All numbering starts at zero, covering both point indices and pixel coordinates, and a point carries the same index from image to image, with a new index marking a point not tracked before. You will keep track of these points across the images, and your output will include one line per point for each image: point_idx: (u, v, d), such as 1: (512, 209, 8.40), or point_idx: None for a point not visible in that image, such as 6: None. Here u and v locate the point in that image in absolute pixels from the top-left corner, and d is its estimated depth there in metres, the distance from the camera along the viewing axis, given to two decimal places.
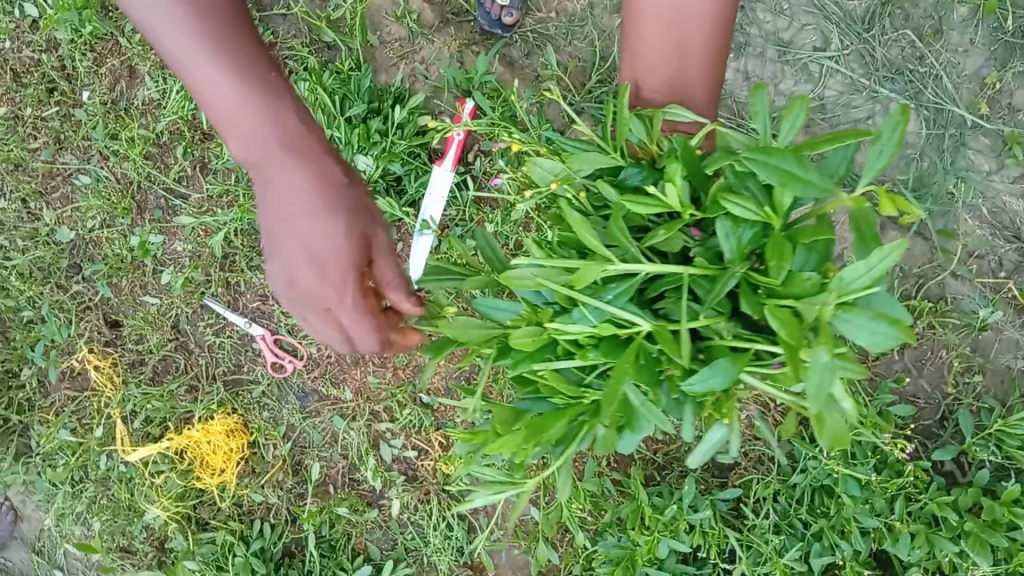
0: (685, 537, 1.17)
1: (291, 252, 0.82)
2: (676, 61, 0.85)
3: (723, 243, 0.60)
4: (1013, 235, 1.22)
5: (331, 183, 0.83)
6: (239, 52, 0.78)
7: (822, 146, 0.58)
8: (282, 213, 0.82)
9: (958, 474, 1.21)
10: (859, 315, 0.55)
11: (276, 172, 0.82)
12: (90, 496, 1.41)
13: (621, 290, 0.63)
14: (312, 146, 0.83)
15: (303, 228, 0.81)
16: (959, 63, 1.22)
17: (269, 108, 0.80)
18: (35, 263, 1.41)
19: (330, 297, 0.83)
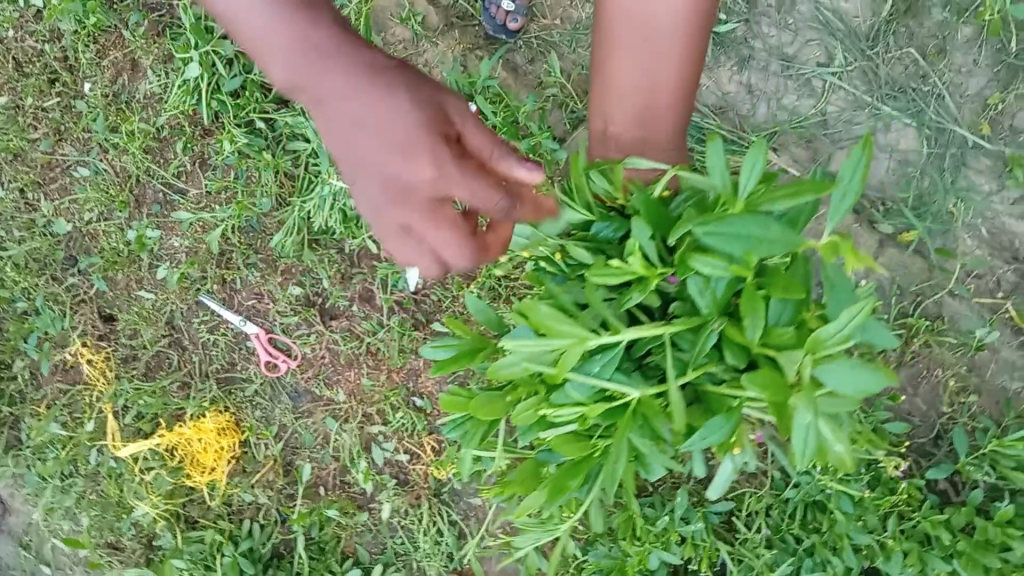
0: (676, 549, 1.17)
1: (373, 151, 0.75)
2: (644, 93, 0.86)
3: (700, 297, 0.66)
4: (1012, 256, 1.22)
5: (379, 68, 0.77)
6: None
7: (782, 201, 0.62)
8: (344, 118, 0.75)
9: (952, 493, 1.20)
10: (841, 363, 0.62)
11: (320, 74, 0.75)
12: (79, 491, 1.40)
13: (605, 361, 0.71)
14: (347, 40, 0.77)
15: (375, 122, 0.75)
16: (962, 83, 1.22)
17: (295, 4, 0.74)
18: (32, 254, 1.40)
19: (429, 187, 0.74)
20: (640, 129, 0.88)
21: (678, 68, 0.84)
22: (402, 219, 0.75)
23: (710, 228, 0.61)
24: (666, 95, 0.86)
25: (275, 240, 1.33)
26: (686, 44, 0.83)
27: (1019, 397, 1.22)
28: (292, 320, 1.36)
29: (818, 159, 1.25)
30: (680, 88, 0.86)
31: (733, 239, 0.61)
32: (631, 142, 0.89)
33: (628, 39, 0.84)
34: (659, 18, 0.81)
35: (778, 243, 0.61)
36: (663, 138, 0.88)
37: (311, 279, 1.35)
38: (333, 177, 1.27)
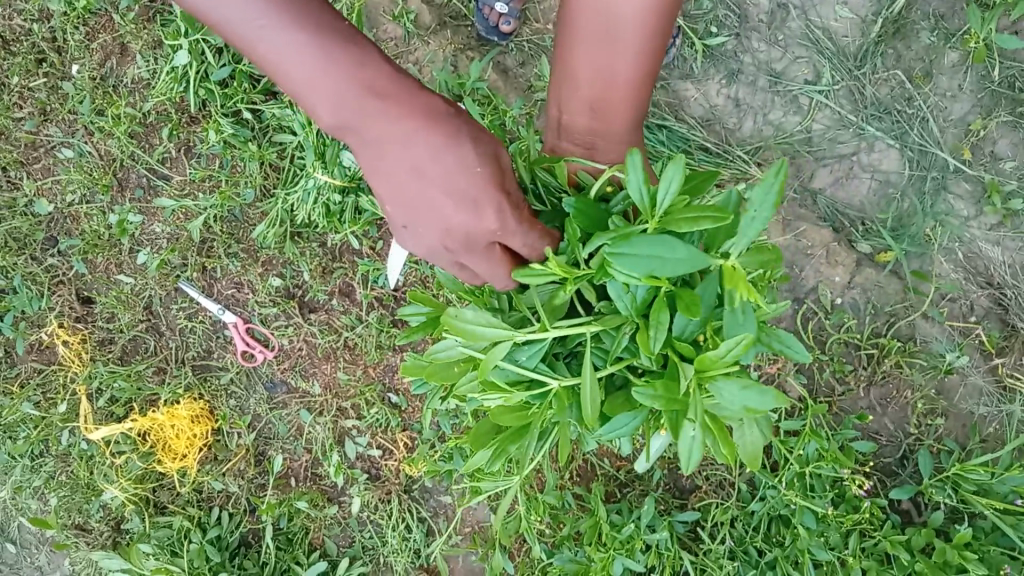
0: (640, 557, 1.17)
1: (436, 200, 0.76)
2: (600, 83, 0.88)
3: (618, 300, 0.68)
4: (986, 281, 1.23)
5: (437, 116, 0.76)
6: (304, 10, 0.72)
7: (690, 220, 0.63)
8: (409, 166, 0.75)
9: (914, 514, 1.22)
10: (732, 384, 0.65)
11: (377, 122, 0.75)
12: (49, 471, 1.40)
13: (531, 351, 0.73)
14: (403, 84, 0.76)
15: (434, 172, 0.75)
16: (946, 107, 1.23)
17: (352, 55, 0.74)
18: (10, 232, 1.39)
19: (495, 228, 0.75)
20: (595, 121, 0.90)
21: (633, 75, 0.86)
22: (468, 254, 0.77)
23: (619, 252, 0.63)
24: (620, 94, 0.88)
25: (256, 231, 1.32)
26: (642, 50, 0.84)
27: (985, 421, 1.22)
28: (271, 310, 1.36)
29: (801, 176, 1.25)
30: (635, 89, 0.88)
31: (638, 262, 0.62)
32: (586, 132, 0.92)
33: (585, 38, 0.85)
34: (616, 25, 0.83)
35: (684, 263, 0.62)
36: (616, 133, 0.91)
37: (291, 271, 1.36)
38: (317, 171, 1.25)
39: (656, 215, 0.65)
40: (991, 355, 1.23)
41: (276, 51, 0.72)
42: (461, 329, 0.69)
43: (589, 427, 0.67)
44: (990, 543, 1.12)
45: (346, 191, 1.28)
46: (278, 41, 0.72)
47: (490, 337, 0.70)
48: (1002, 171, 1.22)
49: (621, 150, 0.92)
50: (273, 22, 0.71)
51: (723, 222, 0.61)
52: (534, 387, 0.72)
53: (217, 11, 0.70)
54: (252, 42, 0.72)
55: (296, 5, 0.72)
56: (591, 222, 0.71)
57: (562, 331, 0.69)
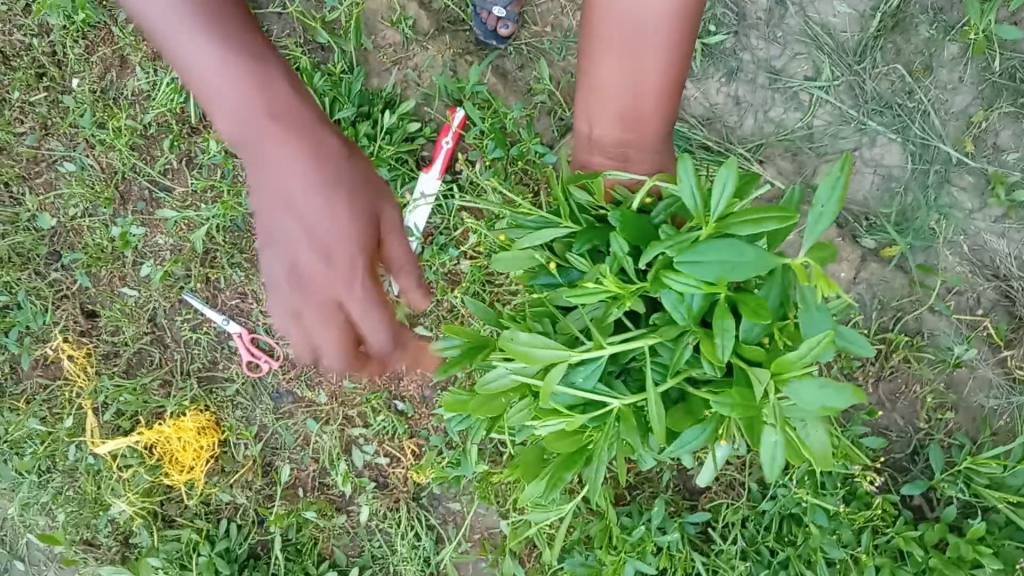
0: (651, 559, 1.16)
1: (293, 237, 0.75)
2: (629, 95, 0.87)
3: (675, 311, 0.70)
4: (992, 273, 1.23)
5: (326, 159, 0.76)
6: (237, 27, 0.74)
7: (746, 224, 0.67)
8: (277, 195, 0.75)
9: (926, 509, 1.21)
10: (810, 385, 0.67)
11: (266, 142, 0.74)
12: (56, 487, 1.39)
13: (588, 372, 0.75)
14: (305, 119, 0.77)
15: (301, 209, 0.75)
16: (947, 100, 1.22)
17: (258, 77, 0.74)
18: (13, 247, 1.39)
19: (341, 287, 0.74)
20: (625, 132, 0.90)
21: (661, 84, 0.86)
22: (306, 304, 0.74)
23: (689, 261, 0.66)
24: (649, 106, 0.88)
25: None
26: (669, 61, 0.84)
27: (996, 414, 1.22)
28: (275, 320, 1.36)
29: (804, 172, 1.25)
30: (662, 100, 0.87)
31: (706, 268, 0.66)
32: (618, 144, 0.92)
33: (610, 50, 0.84)
34: (643, 37, 0.82)
35: (755, 265, 0.65)
36: (647, 142, 0.91)
37: None
38: None
39: (711, 220, 0.68)
40: (1000, 347, 1.22)
41: (189, 49, 0.72)
42: (518, 351, 0.71)
43: (661, 439, 0.70)
44: (1004, 537, 1.11)
45: None
46: (192, 39, 0.72)
47: (546, 360, 0.72)
48: (1006, 162, 1.22)
49: (653, 158, 0.93)
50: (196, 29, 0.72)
51: (789, 221, 0.66)
52: (594, 407, 0.74)
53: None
54: (170, 38, 0.72)
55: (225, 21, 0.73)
56: (638, 233, 0.73)
57: (621, 347, 0.71)
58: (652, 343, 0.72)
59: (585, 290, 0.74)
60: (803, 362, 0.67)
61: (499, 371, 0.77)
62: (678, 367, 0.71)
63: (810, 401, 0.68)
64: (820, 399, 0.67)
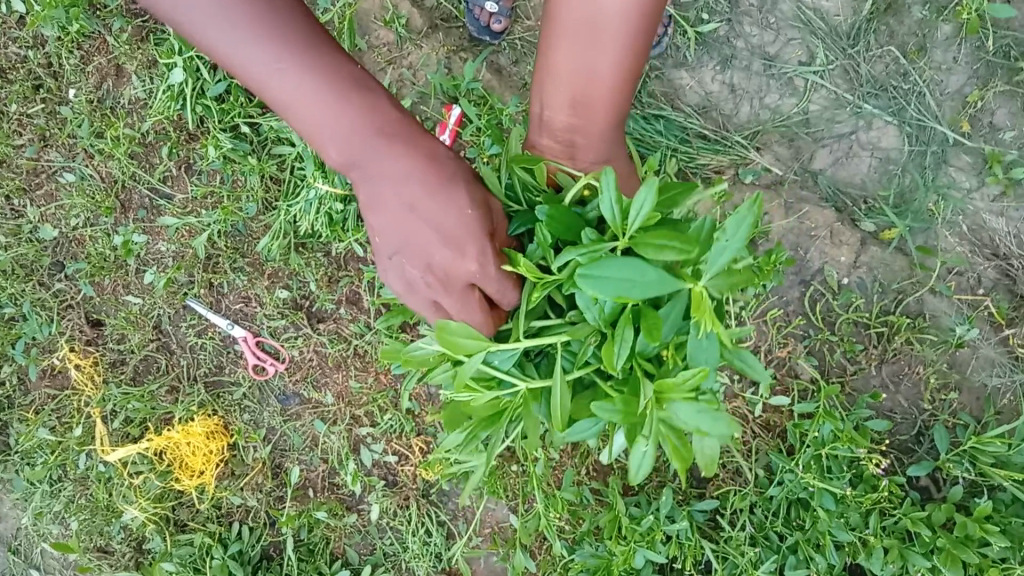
0: (662, 548, 1.17)
1: (425, 237, 0.81)
2: (583, 80, 0.88)
3: (588, 311, 0.71)
4: (992, 253, 1.23)
5: (435, 162, 0.83)
6: (326, 59, 0.78)
7: (657, 241, 0.65)
8: (404, 202, 0.81)
9: (933, 490, 1.22)
10: (687, 406, 0.68)
11: (384, 162, 0.81)
12: (68, 495, 1.41)
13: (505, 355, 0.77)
14: (409, 134, 0.83)
15: (426, 210, 0.81)
16: (942, 80, 1.23)
17: (366, 105, 0.81)
18: (16, 259, 1.40)
19: (471, 270, 0.79)
20: (577, 118, 0.91)
21: (615, 71, 0.86)
22: (444, 292, 0.81)
23: (592, 274, 0.65)
24: (602, 96, 0.88)
25: (261, 244, 1.33)
26: (628, 55, 0.85)
27: (999, 393, 1.22)
28: (280, 322, 1.36)
29: (801, 158, 1.25)
30: (616, 90, 0.88)
31: (607, 284, 0.65)
32: (565, 130, 0.93)
33: (569, 37, 0.85)
34: (604, 31, 0.83)
35: (654, 287, 0.64)
36: (595, 128, 0.92)
37: (298, 282, 1.36)
38: (318, 181, 1.27)
39: (627, 233, 0.68)
40: (1002, 326, 1.22)
41: (289, 94, 0.78)
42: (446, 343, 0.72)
43: (556, 426, 0.72)
44: (1012, 515, 1.11)
45: (347, 199, 1.28)
46: (296, 86, 0.77)
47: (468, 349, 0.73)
48: (1002, 141, 1.22)
49: (601, 147, 0.94)
50: (295, 76, 0.77)
51: (690, 253, 0.63)
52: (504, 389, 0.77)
53: (232, 42, 0.74)
54: (275, 88, 0.78)
55: (317, 54, 0.77)
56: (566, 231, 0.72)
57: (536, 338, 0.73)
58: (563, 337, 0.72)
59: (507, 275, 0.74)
60: (687, 387, 0.67)
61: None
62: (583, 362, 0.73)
63: (688, 421, 0.68)
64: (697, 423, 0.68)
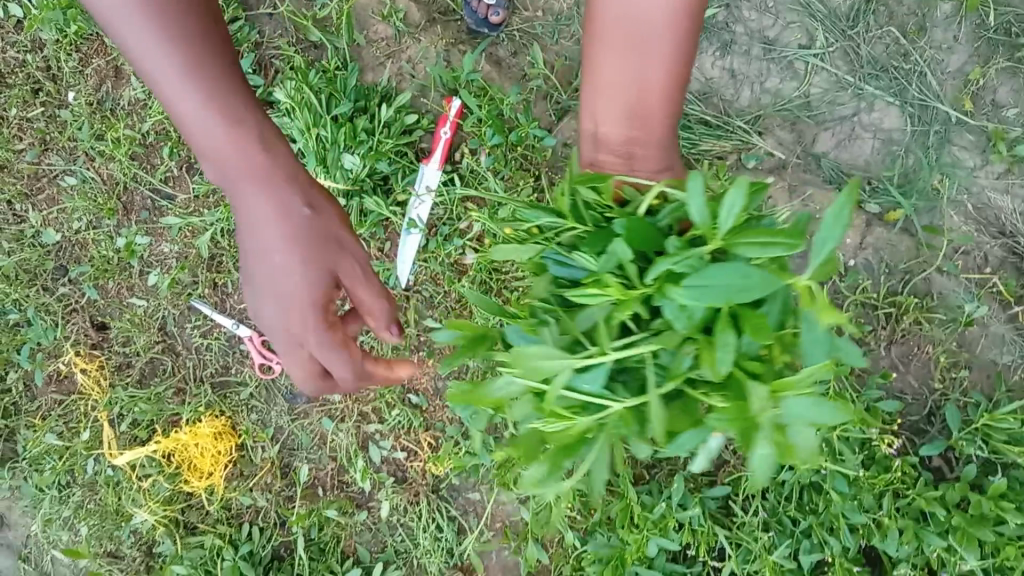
0: (674, 535, 1.17)
1: (268, 282, 0.82)
2: (634, 86, 0.84)
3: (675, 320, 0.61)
4: (999, 231, 1.22)
5: (289, 214, 0.81)
6: (215, 81, 0.76)
7: (751, 243, 0.61)
8: (255, 243, 0.82)
9: (946, 470, 1.21)
10: (808, 401, 0.59)
11: (243, 199, 0.81)
12: (77, 501, 1.40)
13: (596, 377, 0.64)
14: (279, 173, 0.81)
15: (275, 260, 0.81)
16: (943, 59, 1.22)
17: (239, 147, 0.79)
18: (20, 265, 1.40)
19: (295, 330, 0.83)
20: (634, 125, 0.86)
21: (666, 72, 0.83)
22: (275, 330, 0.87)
23: (690, 284, 0.60)
24: (657, 93, 0.84)
25: None
26: (678, 44, 0.81)
27: (1010, 370, 1.22)
28: None
29: (804, 141, 1.24)
30: (670, 94, 0.85)
31: (711, 292, 0.59)
32: (622, 143, 0.88)
33: (612, 41, 0.83)
34: (650, 17, 0.80)
35: (761, 288, 0.58)
36: (654, 138, 0.87)
37: None
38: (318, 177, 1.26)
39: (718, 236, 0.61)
40: (1010, 303, 1.21)
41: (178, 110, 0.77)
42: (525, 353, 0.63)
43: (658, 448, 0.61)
44: None
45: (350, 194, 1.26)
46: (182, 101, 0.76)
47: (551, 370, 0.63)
48: (1005, 119, 1.21)
49: (661, 159, 0.88)
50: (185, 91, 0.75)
51: (797, 248, 0.60)
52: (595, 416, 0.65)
53: (123, 40, 0.72)
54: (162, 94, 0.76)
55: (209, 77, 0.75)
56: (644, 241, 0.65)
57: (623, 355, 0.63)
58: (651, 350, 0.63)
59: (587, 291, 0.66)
60: (808, 381, 0.59)
61: (505, 379, 0.67)
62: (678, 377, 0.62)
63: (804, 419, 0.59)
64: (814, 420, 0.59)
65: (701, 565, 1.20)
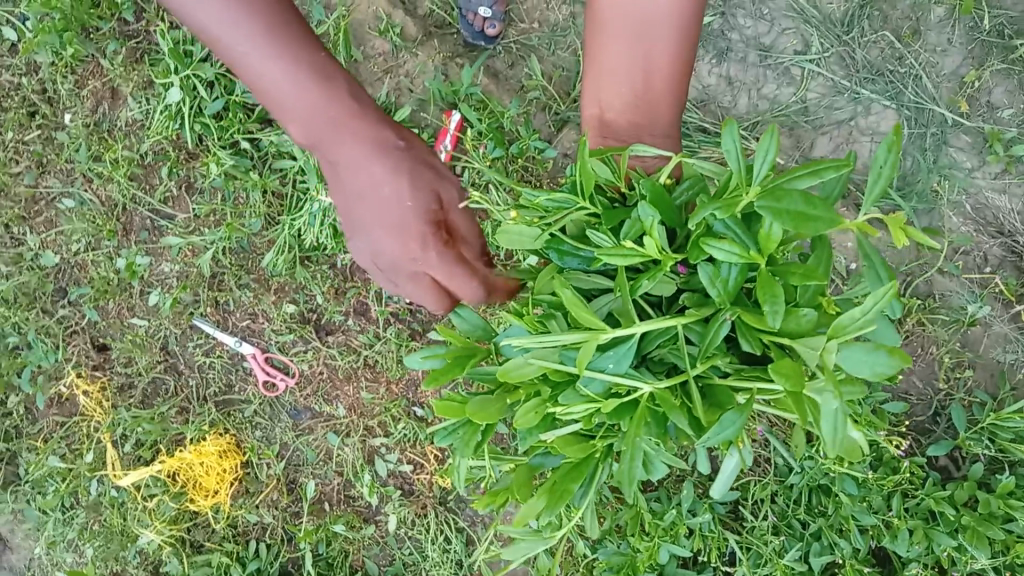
0: (685, 542, 1.17)
1: (381, 217, 0.84)
2: (641, 75, 0.88)
3: (708, 286, 0.60)
4: (997, 230, 1.24)
5: (387, 148, 0.85)
6: (296, 38, 0.80)
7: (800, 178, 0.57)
8: (357, 188, 0.85)
9: (952, 469, 1.22)
10: (859, 345, 0.54)
11: (337, 143, 0.84)
12: (81, 523, 1.39)
13: (620, 355, 0.63)
14: (366, 115, 0.85)
15: (385, 193, 0.84)
16: (938, 62, 1.23)
17: (325, 91, 0.82)
18: (19, 287, 1.39)
19: (415, 257, 0.84)
20: (637, 116, 0.89)
21: (671, 62, 0.87)
22: (392, 276, 0.86)
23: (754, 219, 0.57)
24: (660, 88, 0.88)
25: (266, 259, 1.32)
26: (681, 43, 0.86)
27: (1014, 369, 1.23)
28: (288, 337, 1.36)
29: (802, 146, 1.25)
30: (674, 81, 0.88)
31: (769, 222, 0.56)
32: (629, 127, 0.89)
33: (620, 34, 0.87)
34: (652, 23, 0.85)
35: (825, 221, 0.53)
36: (661, 124, 0.89)
37: (304, 296, 1.35)
38: (322, 193, 1.26)
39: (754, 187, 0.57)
40: (1012, 303, 1.23)
41: (259, 73, 0.79)
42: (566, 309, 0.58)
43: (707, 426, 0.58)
44: None
45: None
46: (265, 58, 0.78)
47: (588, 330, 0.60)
48: (1001, 119, 1.23)
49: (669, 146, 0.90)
50: (270, 50, 0.78)
51: (847, 168, 0.55)
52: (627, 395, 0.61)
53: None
54: (235, 52, 0.78)
55: (284, 31, 0.79)
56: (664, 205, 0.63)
57: (653, 323, 0.60)
58: (682, 322, 0.60)
59: (616, 249, 0.62)
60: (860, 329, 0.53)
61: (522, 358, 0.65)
62: (710, 351, 0.59)
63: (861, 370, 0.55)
64: (873, 366, 0.54)
65: (712, 571, 1.21)
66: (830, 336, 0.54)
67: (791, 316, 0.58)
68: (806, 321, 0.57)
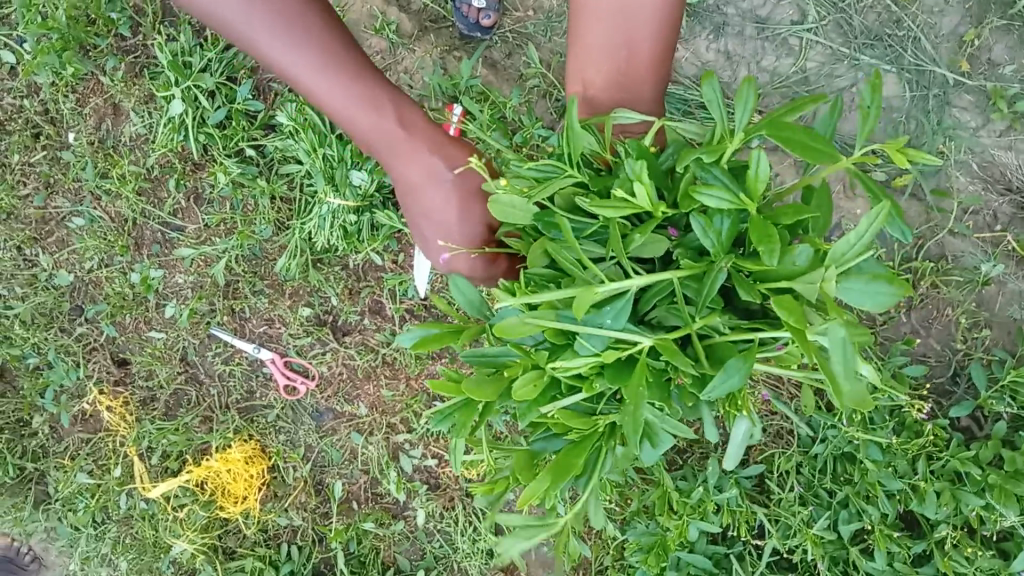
0: (714, 519, 1.17)
1: (439, 235, 0.95)
2: (624, 56, 0.88)
3: (702, 238, 0.60)
4: (1005, 187, 1.23)
5: (435, 178, 0.92)
6: (340, 74, 0.88)
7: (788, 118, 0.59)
8: (418, 206, 0.95)
9: (975, 429, 1.23)
10: (859, 278, 0.55)
11: (394, 168, 0.94)
12: (114, 536, 1.41)
13: (617, 310, 0.63)
14: (415, 143, 0.92)
15: (440, 217, 0.94)
16: (937, 23, 1.23)
17: (372, 119, 0.91)
18: (37, 308, 1.40)
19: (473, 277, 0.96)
20: (621, 94, 0.89)
21: (653, 45, 0.88)
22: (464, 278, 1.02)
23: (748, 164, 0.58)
24: (643, 69, 0.89)
25: (279, 265, 1.33)
26: (663, 25, 0.87)
27: None
28: (306, 340, 1.36)
29: None
30: (656, 63, 0.89)
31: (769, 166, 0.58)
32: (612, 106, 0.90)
33: (603, 14, 0.87)
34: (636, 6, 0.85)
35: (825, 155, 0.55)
36: (643, 103, 0.90)
37: (319, 299, 1.36)
38: (330, 195, 1.26)
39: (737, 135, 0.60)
40: None
41: (319, 106, 0.91)
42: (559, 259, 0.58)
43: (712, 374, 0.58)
44: None
45: (360, 210, 1.27)
46: (316, 94, 0.89)
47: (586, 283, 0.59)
48: (1003, 76, 1.22)
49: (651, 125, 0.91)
50: (318, 88, 0.88)
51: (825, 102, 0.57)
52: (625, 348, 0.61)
53: (247, 31, 0.82)
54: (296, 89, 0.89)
55: (328, 69, 0.87)
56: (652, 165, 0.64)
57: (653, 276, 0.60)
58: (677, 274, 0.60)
59: (609, 202, 0.62)
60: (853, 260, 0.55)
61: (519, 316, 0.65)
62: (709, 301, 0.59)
63: (859, 304, 0.56)
64: (870, 298, 0.55)
65: (741, 544, 1.22)
66: (830, 267, 0.54)
67: (785, 257, 0.58)
68: (801, 259, 0.57)
